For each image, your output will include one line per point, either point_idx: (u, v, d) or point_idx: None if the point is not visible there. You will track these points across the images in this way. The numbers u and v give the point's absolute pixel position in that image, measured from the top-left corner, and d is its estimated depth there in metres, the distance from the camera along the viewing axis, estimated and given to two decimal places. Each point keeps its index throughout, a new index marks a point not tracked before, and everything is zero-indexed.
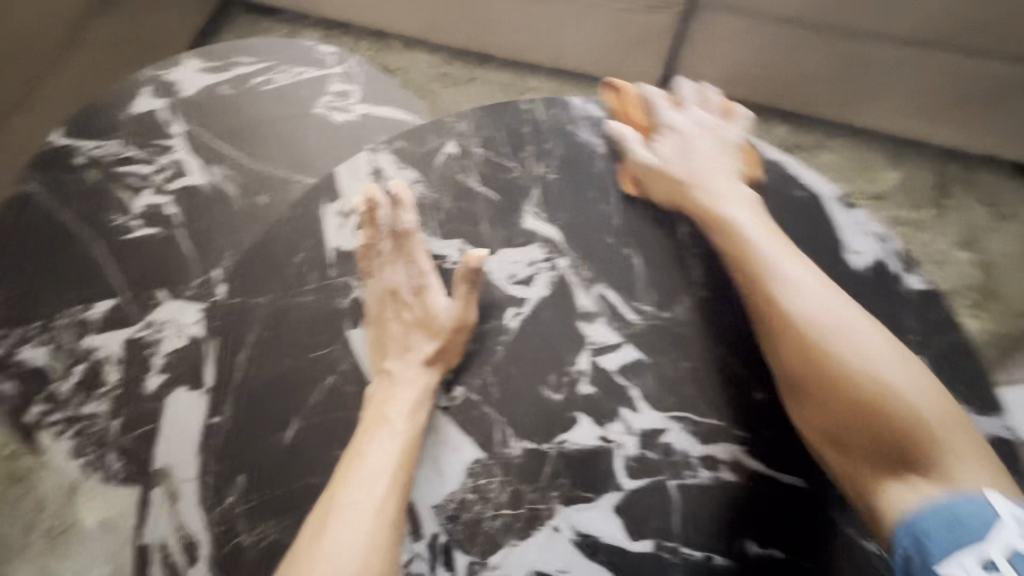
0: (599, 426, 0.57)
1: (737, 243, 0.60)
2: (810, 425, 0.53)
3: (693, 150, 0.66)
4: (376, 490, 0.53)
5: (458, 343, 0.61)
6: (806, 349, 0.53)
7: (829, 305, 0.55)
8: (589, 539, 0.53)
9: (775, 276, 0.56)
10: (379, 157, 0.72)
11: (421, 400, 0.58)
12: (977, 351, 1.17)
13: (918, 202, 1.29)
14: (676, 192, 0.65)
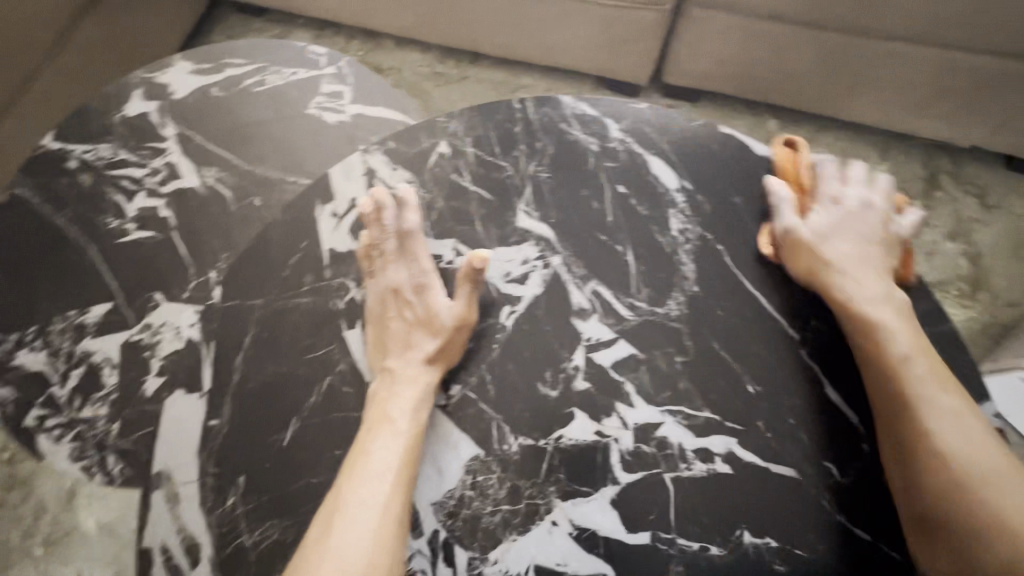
0: (595, 421, 0.58)
1: (878, 342, 0.56)
2: (920, 525, 0.51)
3: (848, 234, 0.62)
4: (382, 489, 0.53)
5: (459, 343, 0.61)
6: (946, 468, 0.50)
7: (980, 438, 0.51)
8: (587, 533, 0.54)
9: (919, 389, 0.53)
10: (372, 158, 0.72)
11: (423, 399, 0.59)
12: (968, 340, 1.18)
13: (908, 195, 1.30)
14: (810, 267, 0.61)
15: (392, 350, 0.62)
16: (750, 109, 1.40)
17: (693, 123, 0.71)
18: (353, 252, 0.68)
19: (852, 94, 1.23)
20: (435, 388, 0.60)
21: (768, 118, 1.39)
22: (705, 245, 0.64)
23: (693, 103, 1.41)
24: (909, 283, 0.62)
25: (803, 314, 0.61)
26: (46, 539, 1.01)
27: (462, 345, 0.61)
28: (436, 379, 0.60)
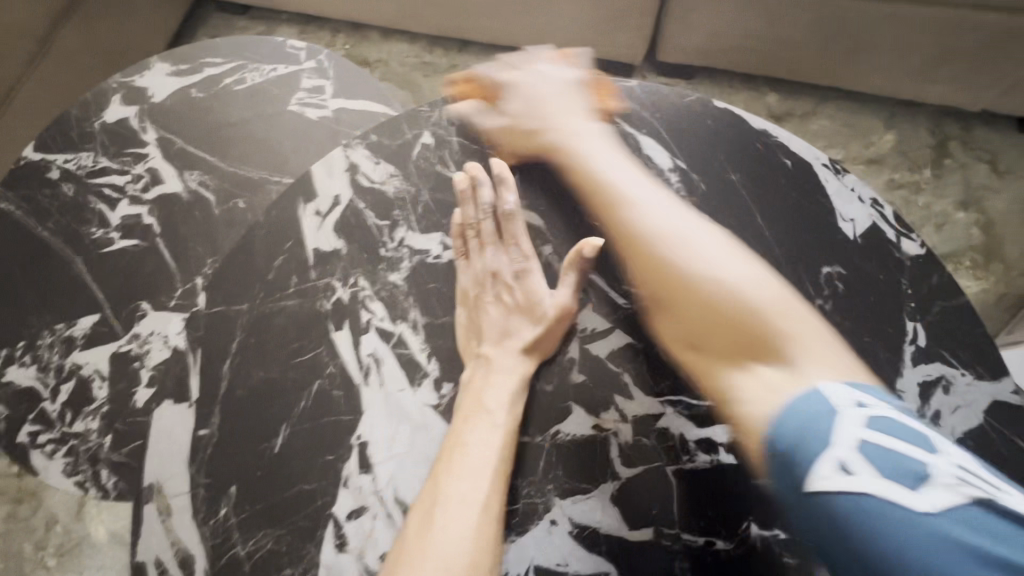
0: (593, 415, 0.55)
1: (595, 175, 0.62)
2: (664, 322, 0.56)
3: (540, 104, 0.67)
4: (483, 483, 0.51)
5: (558, 332, 0.59)
6: (654, 253, 0.56)
7: (679, 218, 0.57)
8: (587, 531, 0.52)
9: (628, 198, 0.59)
10: (354, 152, 0.70)
11: (519, 392, 0.56)
12: (983, 311, 1.15)
13: (915, 164, 1.26)
14: (522, 145, 0.66)
15: (490, 338, 0.59)
16: (748, 84, 1.36)
17: (685, 98, 0.68)
18: (338, 252, 0.65)
19: (854, 61, 1.18)
20: (532, 382, 0.58)
21: (767, 92, 1.35)
22: None
23: (688, 81, 1.37)
24: (611, 108, 0.68)
25: (810, 292, 0.57)
26: (59, 550, 1.02)
27: (561, 335, 0.59)
28: (533, 372, 0.58)
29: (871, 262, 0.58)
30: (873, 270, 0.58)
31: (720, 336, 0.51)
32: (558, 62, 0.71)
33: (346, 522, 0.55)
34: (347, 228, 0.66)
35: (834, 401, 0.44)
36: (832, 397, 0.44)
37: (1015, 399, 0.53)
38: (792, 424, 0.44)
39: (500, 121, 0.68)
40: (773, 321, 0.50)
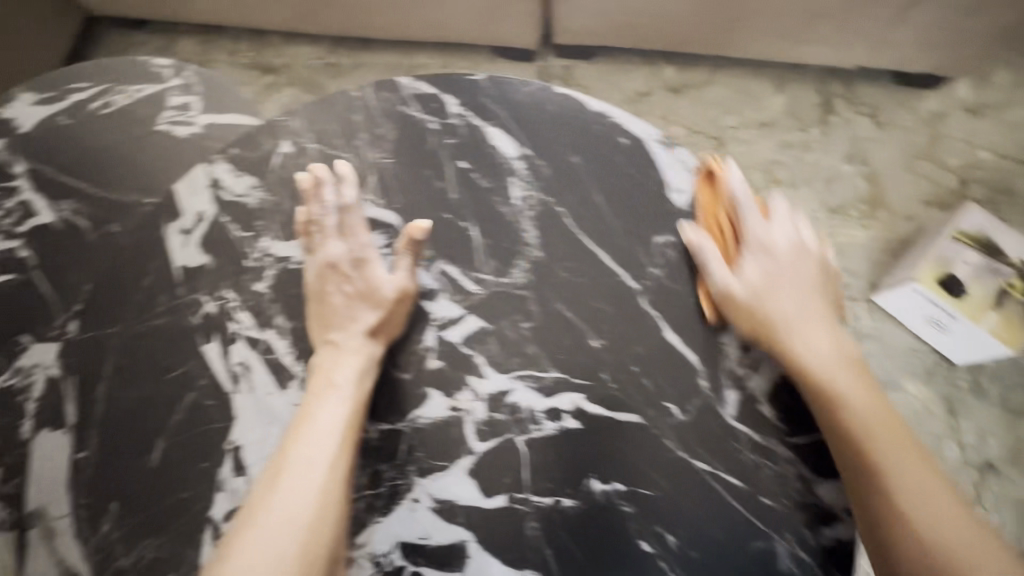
0: (449, 397, 0.59)
1: (854, 417, 0.52)
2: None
3: (778, 284, 0.58)
4: (326, 449, 0.54)
5: (401, 313, 0.61)
6: (901, 511, 0.48)
7: (950, 500, 0.49)
8: (446, 504, 0.56)
9: (888, 455, 0.50)
10: (216, 168, 0.71)
11: (367, 368, 0.59)
12: (873, 256, 1.22)
13: (804, 124, 1.33)
14: (748, 329, 0.57)
15: (336, 322, 0.61)
16: (646, 60, 1.40)
17: (529, 87, 0.70)
18: (205, 267, 0.67)
19: (735, 31, 1.23)
20: (379, 358, 0.60)
21: (664, 66, 1.39)
22: (545, 209, 0.65)
23: (589, 62, 1.40)
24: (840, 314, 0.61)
25: (642, 260, 0.62)
26: None
27: (405, 313, 0.62)
28: (381, 346, 0.61)
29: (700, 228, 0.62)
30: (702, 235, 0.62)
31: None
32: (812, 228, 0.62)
33: (223, 523, 0.58)
34: (212, 242, 0.68)
35: None
36: None
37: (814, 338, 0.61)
38: None
39: (732, 281, 0.58)
40: None
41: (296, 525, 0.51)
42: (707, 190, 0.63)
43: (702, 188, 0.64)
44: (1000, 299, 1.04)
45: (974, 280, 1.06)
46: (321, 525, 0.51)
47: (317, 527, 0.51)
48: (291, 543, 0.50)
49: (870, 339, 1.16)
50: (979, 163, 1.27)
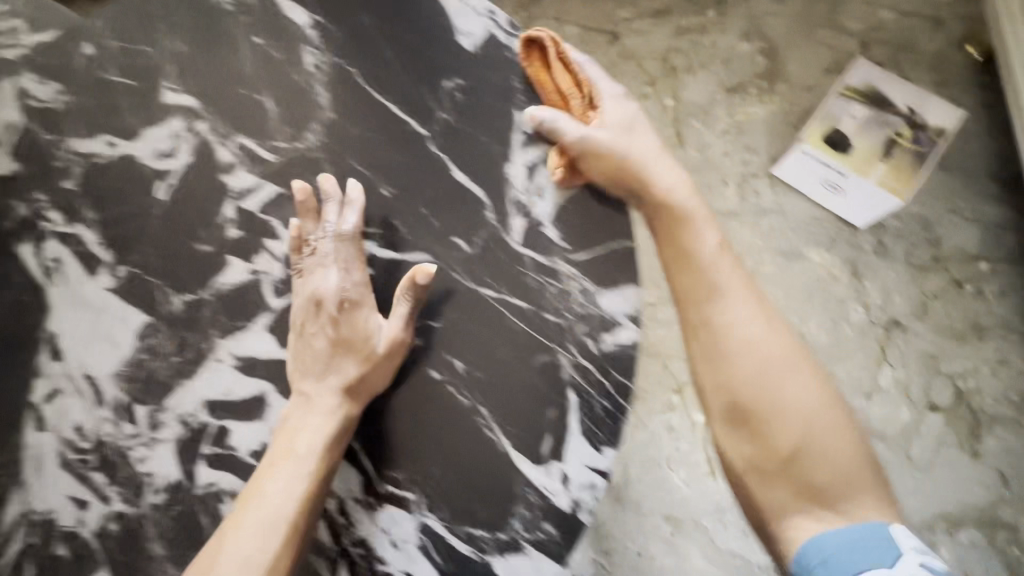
0: (248, 262, 0.60)
1: (690, 232, 0.57)
2: (702, 376, 0.56)
3: (631, 134, 0.58)
4: (275, 518, 0.50)
5: (385, 370, 0.55)
6: (747, 372, 0.54)
7: (763, 316, 0.56)
8: (247, 360, 0.58)
9: (712, 264, 0.56)
10: (22, 78, 0.69)
11: (336, 435, 0.54)
12: (775, 132, 1.19)
13: (700, 6, 1.27)
14: (611, 173, 0.57)
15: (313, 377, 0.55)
16: None
17: None
18: (15, 174, 0.67)
19: None
20: (355, 418, 0.55)
21: None
22: (337, 71, 0.64)
23: None
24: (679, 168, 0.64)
25: (431, 106, 0.61)
26: None
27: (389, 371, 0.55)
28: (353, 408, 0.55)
29: (486, 68, 0.62)
30: (487, 75, 0.61)
31: (761, 422, 0.54)
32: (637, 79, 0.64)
33: (44, 405, 0.59)
34: (20, 149, 0.67)
35: (899, 544, 0.51)
36: (900, 544, 0.51)
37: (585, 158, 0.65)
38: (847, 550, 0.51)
39: (591, 137, 0.57)
40: (835, 451, 0.53)
41: None
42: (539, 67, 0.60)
43: (531, 62, 0.60)
44: (887, 150, 1.15)
45: (861, 135, 1.16)
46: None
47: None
48: None
49: (770, 214, 1.15)
50: (882, 23, 1.21)
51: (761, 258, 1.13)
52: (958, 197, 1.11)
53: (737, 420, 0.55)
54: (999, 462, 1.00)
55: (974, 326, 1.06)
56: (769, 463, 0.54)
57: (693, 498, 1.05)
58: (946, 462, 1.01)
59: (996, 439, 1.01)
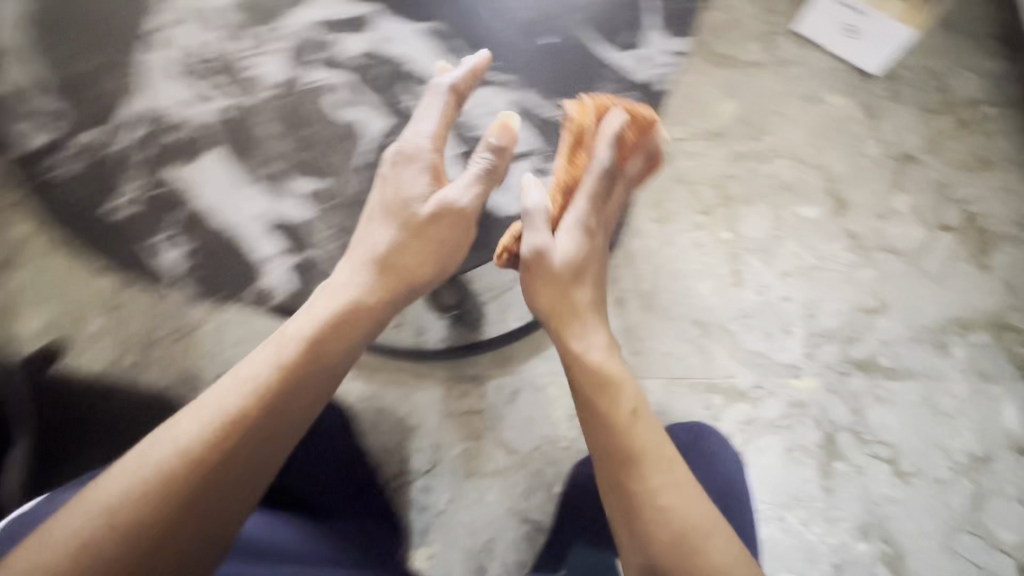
0: None
1: (597, 382, 0.70)
2: (620, 520, 0.66)
3: (568, 266, 0.72)
4: (250, 395, 0.58)
5: (446, 223, 0.71)
6: (673, 531, 0.62)
7: (680, 482, 0.66)
8: None
9: (631, 428, 0.68)
10: None
11: (339, 310, 0.67)
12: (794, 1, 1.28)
13: None
14: (546, 282, 0.72)
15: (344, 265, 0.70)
16: None
17: None
18: None
19: None
20: (359, 301, 0.68)
21: None
22: None
23: None
24: (597, 308, 0.76)
25: None
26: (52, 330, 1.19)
27: (407, 283, 0.72)
28: (350, 308, 0.67)
29: None
30: None
31: (692, 549, 0.61)
32: (600, 219, 0.76)
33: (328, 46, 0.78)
34: None
35: None
36: None
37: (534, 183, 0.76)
38: None
39: (539, 252, 0.71)
40: None
41: (142, 480, 0.52)
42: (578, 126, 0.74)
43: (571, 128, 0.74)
44: None
45: None
46: (176, 473, 0.53)
47: (194, 463, 0.54)
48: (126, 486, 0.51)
49: (794, 65, 1.23)
50: None
51: (785, 101, 1.21)
52: (962, 54, 1.21)
53: None
54: (1007, 275, 1.07)
55: (981, 160, 1.14)
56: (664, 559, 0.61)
57: (720, 305, 1.10)
58: (958, 275, 1.08)
59: (1002, 256, 1.09)
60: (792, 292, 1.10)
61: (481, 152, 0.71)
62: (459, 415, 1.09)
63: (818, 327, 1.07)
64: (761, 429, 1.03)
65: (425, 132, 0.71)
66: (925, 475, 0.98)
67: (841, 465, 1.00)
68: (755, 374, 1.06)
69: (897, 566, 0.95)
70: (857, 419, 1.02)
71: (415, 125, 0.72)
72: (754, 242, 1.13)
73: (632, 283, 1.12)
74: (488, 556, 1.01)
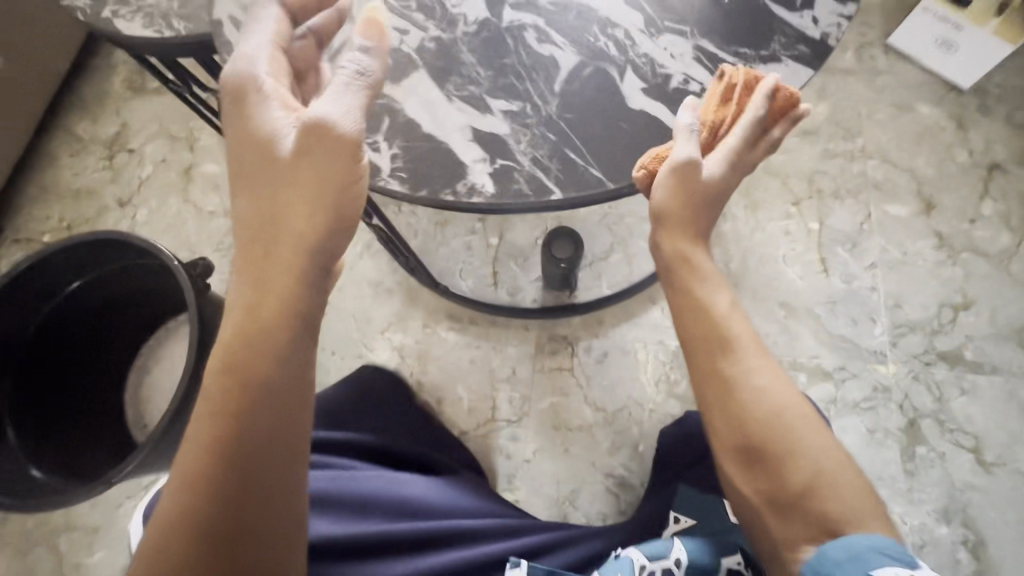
0: None
1: (687, 270, 0.58)
2: (720, 418, 0.53)
3: (705, 192, 0.58)
4: (204, 407, 0.47)
5: (322, 152, 0.50)
6: (769, 418, 0.51)
7: (771, 366, 0.54)
8: None
9: (723, 318, 0.56)
10: None
11: (251, 262, 0.49)
12: (886, 17, 1.34)
13: None
14: (684, 198, 0.58)
15: (237, 261, 0.50)
16: None
17: None
18: None
19: None
20: (270, 244, 0.49)
21: None
22: None
23: None
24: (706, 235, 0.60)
25: None
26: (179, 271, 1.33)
27: (302, 237, 0.49)
28: (255, 300, 0.48)
29: None
30: None
31: (775, 459, 0.50)
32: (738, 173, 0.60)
33: None
34: None
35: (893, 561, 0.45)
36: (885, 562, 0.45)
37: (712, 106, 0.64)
38: (840, 552, 0.46)
39: (677, 169, 0.57)
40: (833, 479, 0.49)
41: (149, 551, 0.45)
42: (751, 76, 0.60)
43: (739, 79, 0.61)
44: None
45: None
46: (169, 521, 0.45)
47: (184, 542, 0.44)
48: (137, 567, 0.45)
49: (884, 75, 1.29)
50: None
51: (876, 107, 1.27)
52: None
53: (764, 496, 0.51)
54: None
55: None
56: (773, 499, 0.50)
57: (807, 290, 1.15)
58: None
59: None
60: (878, 283, 1.14)
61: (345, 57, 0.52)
62: (549, 371, 1.14)
63: (903, 318, 1.11)
64: (844, 409, 1.06)
65: (252, 75, 0.52)
66: (1009, 467, 1.01)
67: (923, 450, 1.03)
68: (840, 356, 1.10)
69: (979, 551, 0.97)
70: (940, 407, 1.05)
71: (246, 74, 0.52)
72: (842, 234, 1.18)
73: (722, 262, 1.18)
74: (571, 505, 1.07)
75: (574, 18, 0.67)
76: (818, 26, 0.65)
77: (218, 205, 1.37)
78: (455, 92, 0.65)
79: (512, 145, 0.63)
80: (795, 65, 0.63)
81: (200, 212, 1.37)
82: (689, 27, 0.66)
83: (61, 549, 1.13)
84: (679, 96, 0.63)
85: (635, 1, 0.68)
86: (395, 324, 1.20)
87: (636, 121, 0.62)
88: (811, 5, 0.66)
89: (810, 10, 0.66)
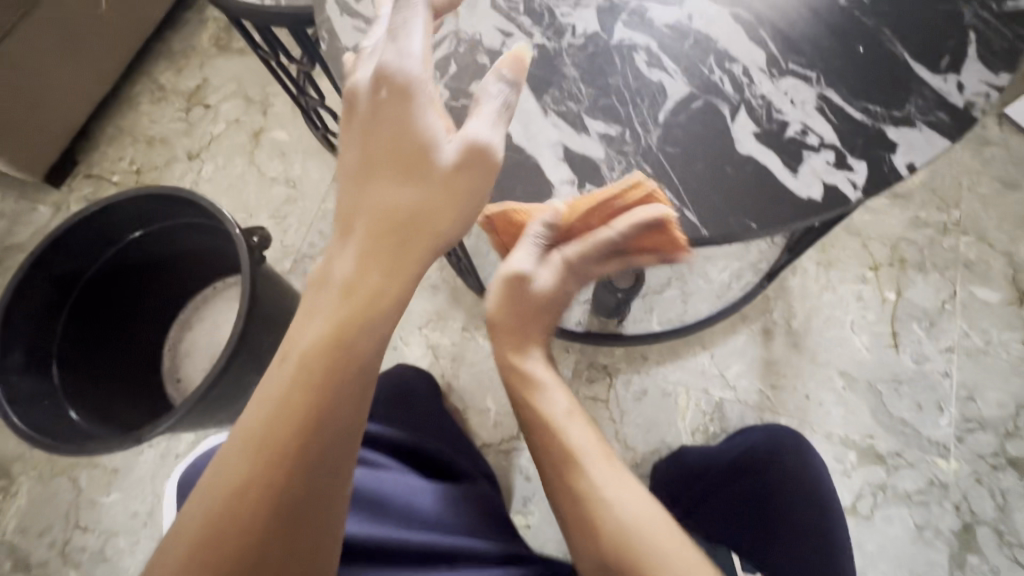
0: None
1: (525, 383, 0.63)
2: (572, 533, 0.54)
3: (537, 300, 0.64)
4: (293, 385, 0.41)
5: (472, 170, 0.48)
6: (619, 535, 0.50)
7: (614, 470, 0.55)
8: None
9: (561, 427, 0.59)
10: None
11: (374, 254, 0.45)
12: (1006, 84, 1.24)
13: None
14: (512, 307, 0.64)
15: (359, 241, 0.46)
16: None
17: None
18: None
19: None
20: (400, 238, 0.46)
21: None
22: None
23: None
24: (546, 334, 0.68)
25: None
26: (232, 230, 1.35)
27: (437, 242, 0.48)
28: (381, 289, 0.45)
29: None
30: None
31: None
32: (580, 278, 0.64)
33: None
34: None
35: None
36: None
37: (835, 162, 0.58)
38: None
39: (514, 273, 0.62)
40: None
41: (207, 529, 0.39)
42: (625, 196, 0.56)
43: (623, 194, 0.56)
44: None
45: None
46: (240, 504, 0.39)
47: (252, 523, 0.39)
48: (188, 544, 0.38)
49: (994, 146, 1.19)
50: None
51: (979, 180, 1.17)
52: None
53: None
54: None
55: None
56: None
57: (872, 364, 1.07)
58: None
59: None
60: (952, 370, 1.05)
61: (493, 82, 0.50)
62: (584, 400, 1.09)
63: (974, 413, 1.03)
64: (894, 499, 0.98)
65: (410, 59, 0.47)
66: None
67: (975, 559, 0.95)
68: (897, 441, 1.02)
69: None
70: (1002, 517, 0.97)
71: (400, 56, 0.47)
72: (920, 310, 1.10)
73: (783, 317, 1.11)
74: None
75: (691, 47, 0.63)
76: (963, 94, 0.59)
77: (280, 172, 1.38)
78: (552, 105, 0.61)
79: (604, 171, 0.59)
80: (931, 133, 0.58)
81: (262, 176, 1.38)
82: (816, 73, 0.61)
83: (81, 483, 1.16)
84: (793, 147, 0.58)
85: (759, 36, 0.63)
86: (434, 322, 1.18)
87: (742, 167, 0.58)
88: (958, 69, 0.60)
89: (956, 74, 0.60)
